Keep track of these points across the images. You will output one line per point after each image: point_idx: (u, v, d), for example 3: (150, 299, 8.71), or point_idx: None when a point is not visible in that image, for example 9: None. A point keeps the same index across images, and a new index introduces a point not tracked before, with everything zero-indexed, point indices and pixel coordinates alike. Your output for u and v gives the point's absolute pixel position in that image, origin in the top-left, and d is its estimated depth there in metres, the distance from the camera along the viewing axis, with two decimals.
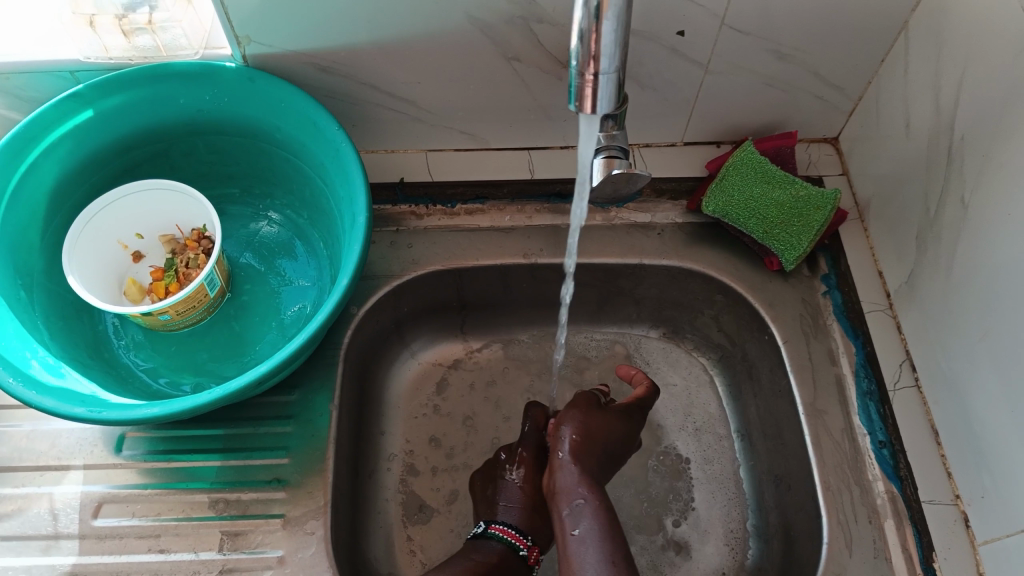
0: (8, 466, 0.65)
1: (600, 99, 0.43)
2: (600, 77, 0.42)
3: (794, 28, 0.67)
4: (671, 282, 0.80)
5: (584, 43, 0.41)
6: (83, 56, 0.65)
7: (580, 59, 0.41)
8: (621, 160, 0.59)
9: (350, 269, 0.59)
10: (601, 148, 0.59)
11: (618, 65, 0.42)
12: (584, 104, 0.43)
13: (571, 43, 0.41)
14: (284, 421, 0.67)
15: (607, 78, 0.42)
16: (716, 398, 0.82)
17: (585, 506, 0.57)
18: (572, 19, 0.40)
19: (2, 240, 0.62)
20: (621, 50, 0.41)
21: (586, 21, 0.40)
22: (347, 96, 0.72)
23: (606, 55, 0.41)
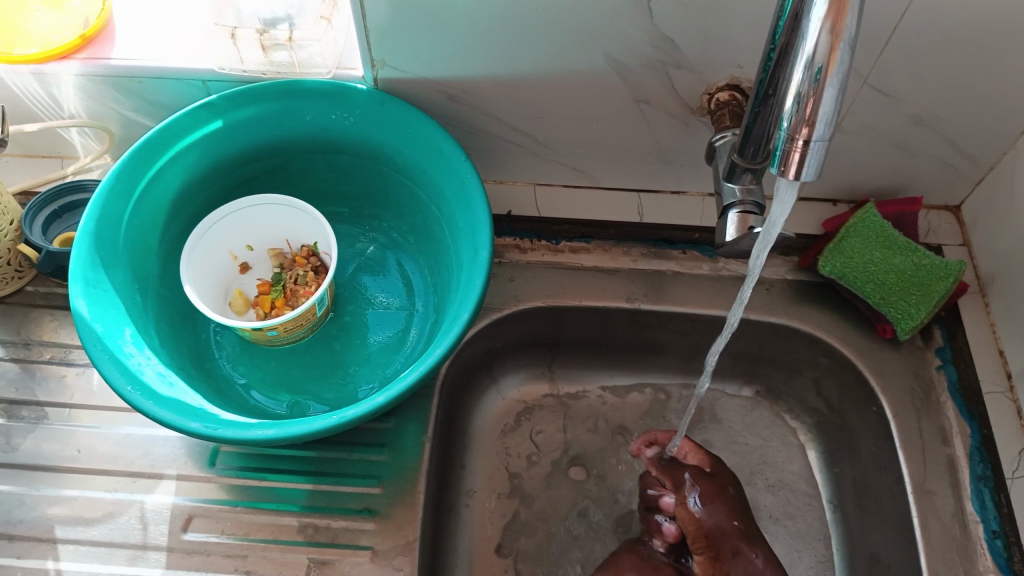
0: (100, 468, 0.64)
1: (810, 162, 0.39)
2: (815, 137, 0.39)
3: (938, 94, 0.65)
4: (775, 341, 0.77)
5: (800, 106, 0.39)
6: (218, 66, 0.65)
7: (791, 122, 0.39)
8: (757, 217, 0.58)
9: (470, 303, 0.58)
10: (738, 202, 0.59)
11: (834, 133, 0.39)
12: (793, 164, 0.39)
13: (784, 106, 0.40)
14: (377, 449, 0.66)
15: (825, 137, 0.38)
16: (801, 464, 0.78)
17: None
18: (790, 82, 0.39)
19: (124, 242, 0.62)
20: (837, 119, 0.39)
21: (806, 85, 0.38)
22: (467, 126, 0.72)
23: (823, 119, 0.39)
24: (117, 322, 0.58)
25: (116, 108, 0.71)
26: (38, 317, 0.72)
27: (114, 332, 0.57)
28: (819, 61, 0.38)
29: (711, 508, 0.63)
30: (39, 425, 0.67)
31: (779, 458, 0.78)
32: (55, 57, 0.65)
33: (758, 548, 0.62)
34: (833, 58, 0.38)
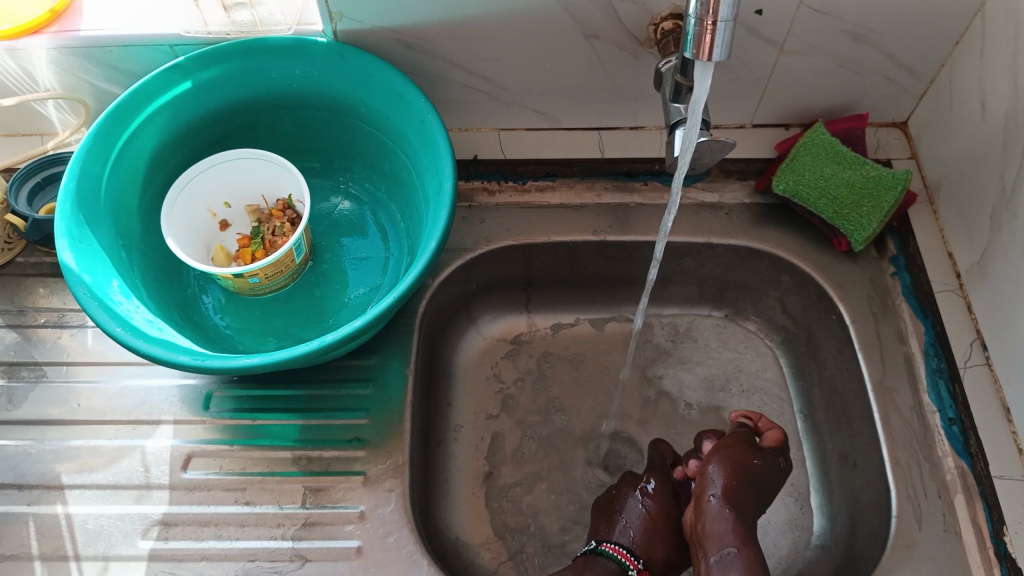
0: (101, 419, 0.68)
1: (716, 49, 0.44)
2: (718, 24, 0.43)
3: (871, 8, 0.68)
4: (738, 263, 0.80)
5: (704, 0, 0.43)
6: (184, 30, 0.68)
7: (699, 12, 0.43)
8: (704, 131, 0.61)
9: (438, 231, 0.61)
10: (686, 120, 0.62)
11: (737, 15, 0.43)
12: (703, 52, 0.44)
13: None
14: (362, 384, 0.69)
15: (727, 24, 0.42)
16: (775, 372, 0.82)
17: (735, 556, 0.55)
18: None
19: (105, 201, 0.65)
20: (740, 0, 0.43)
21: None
22: (428, 74, 0.75)
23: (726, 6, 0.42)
24: (105, 273, 0.61)
25: (88, 79, 0.73)
26: (30, 285, 0.75)
27: (102, 282, 0.60)
28: None
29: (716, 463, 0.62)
30: (39, 383, 0.70)
31: (751, 368, 0.82)
32: (26, 32, 0.68)
33: (738, 508, 0.59)
34: None
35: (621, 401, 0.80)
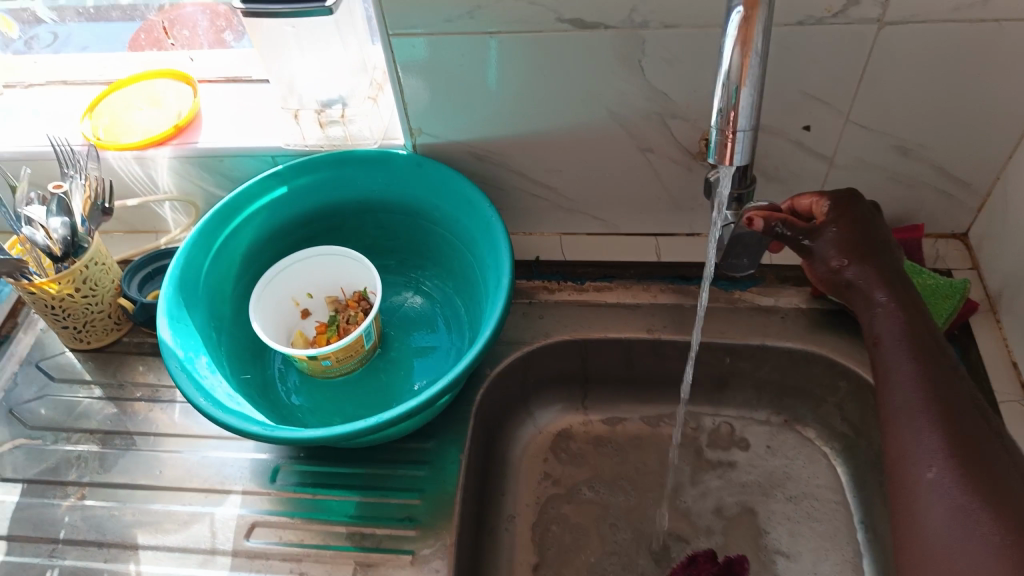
0: (180, 485, 0.74)
1: (738, 149, 0.51)
2: (737, 132, 0.50)
3: (917, 125, 0.71)
4: (795, 368, 0.81)
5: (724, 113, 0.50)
6: (285, 143, 0.79)
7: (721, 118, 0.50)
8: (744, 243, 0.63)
9: (492, 322, 0.66)
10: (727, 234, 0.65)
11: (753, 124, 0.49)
12: (726, 152, 0.51)
13: (714, 105, 0.50)
14: (418, 466, 0.72)
15: (745, 132, 0.49)
16: (827, 477, 0.80)
17: (888, 308, 0.61)
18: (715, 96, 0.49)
19: (203, 286, 0.73)
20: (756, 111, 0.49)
21: (727, 96, 0.49)
22: (496, 182, 0.82)
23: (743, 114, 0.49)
24: (196, 349, 0.69)
25: (201, 184, 0.84)
26: (132, 362, 0.83)
27: (192, 358, 0.67)
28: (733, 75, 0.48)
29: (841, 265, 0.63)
30: (129, 450, 0.77)
31: (803, 472, 0.81)
32: (154, 143, 0.80)
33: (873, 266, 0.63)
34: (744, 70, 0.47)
35: (670, 502, 0.79)
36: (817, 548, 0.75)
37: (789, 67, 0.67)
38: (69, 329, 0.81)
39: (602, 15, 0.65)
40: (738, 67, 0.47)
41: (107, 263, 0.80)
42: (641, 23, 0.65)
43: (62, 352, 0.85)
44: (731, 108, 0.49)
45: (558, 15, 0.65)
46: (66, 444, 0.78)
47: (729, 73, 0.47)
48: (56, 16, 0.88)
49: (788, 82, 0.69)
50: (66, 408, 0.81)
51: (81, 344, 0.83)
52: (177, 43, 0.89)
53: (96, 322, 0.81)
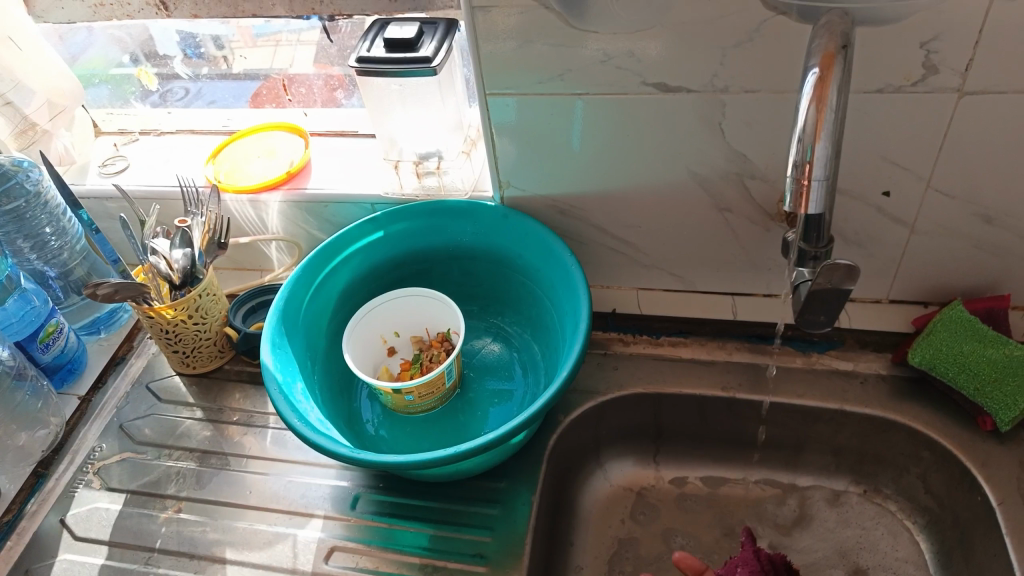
0: (267, 506, 0.78)
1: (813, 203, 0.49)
2: (813, 183, 0.48)
3: (1003, 194, 0.71)
4: (874, 434, 0.79)
5: (800, 163, 0.48)
6: (384, 191, 0.85)
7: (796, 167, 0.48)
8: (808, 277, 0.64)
9: (570, 363, 0.69)
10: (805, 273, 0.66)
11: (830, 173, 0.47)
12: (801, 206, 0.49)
13: (789, 152, 0.48)
14: (491, 504, 0.75)
15: (822, 183, 0.48)
16: (908, 552, 0.77)
17: None
18: (790, 147, 0.48)
19: (303, 319, 0.79)
20: (833, 161, 0.47)
21: (801, 153, 0.47)
22: (577, 236, 0.86)
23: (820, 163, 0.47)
24: (293, 375, 0.74)
25: (306, 228, 0.92)
26: (231, 389, 0.90)
27: (290, 382, 0.72)
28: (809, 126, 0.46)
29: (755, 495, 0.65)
30: (223, 470, 0.82)
31: (883, 543, 0.79)
32: (267, 188, 0.88)
33: None
34: (821, 119, 0.46)
35: None
36: None
37: (869, 133, 0.69)
38: (177, 354, 0.88)
39: (685, 80, 0.69)
40: (814, 123, 0.46)
41: (218, 295, 0.87)
42: (722, 88, 0.68)
43: (169, 376, 0.92)
44: (806, 162, 0.47)
45: (643, 79, 0.70)
46: (167, 460, 0.84)
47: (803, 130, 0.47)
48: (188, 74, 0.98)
49: (867, 149, 0.70)
50: (168, 427, 0.87)
51: (187, 369, 0.90)
52: (293, 100, 0.99)
53: (203, 349, 0.88)
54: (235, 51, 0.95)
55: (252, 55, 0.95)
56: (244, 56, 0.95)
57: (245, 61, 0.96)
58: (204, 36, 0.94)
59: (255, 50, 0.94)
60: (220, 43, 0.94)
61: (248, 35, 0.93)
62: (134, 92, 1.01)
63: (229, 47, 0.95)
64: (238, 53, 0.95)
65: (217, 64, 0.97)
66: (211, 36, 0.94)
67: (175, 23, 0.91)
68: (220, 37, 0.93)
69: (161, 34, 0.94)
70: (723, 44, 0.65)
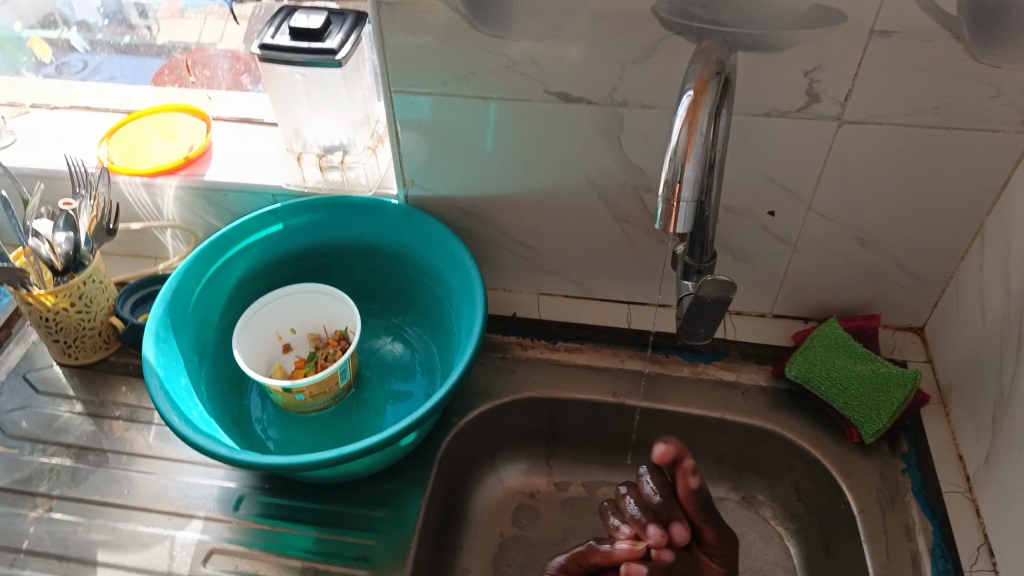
0: (145, 506, 0.75)
1: (681, 222, 0.51)
2: (682, 203, 0.50)
3: (876, 219, 0.76)
4: (753, 444, 0.83)
5: (670, 182, 0.49)
6: (285, 182, 0.84)
7: (667, 186, 0.49)
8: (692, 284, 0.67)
9: (461, 366, 0.69)
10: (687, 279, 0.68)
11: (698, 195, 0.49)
12: (670, 224, 0.51)
13: (661, 171, 0.49)
14: (377, 505, 0.74)
15: (690, 204, 0.50)
16: (777, 555, 0.81)
17: None
18: (662, 167, 0.49)
19: (192, 312, 0.77)
20: (701, 183, 0.49)
21: (672, 172, 0.49)
22: (480, 239, 0.87)
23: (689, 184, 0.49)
24: (176, 370, 0.72)
25: (204, 216, 0.89)
26: (116, 382, 0.86)
27: (172, 377, 0.70)
28: (680, 148, 0.48)
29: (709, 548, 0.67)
30: (100, 468, 0.79)
31: (755, 548, 0.82)
32: (164, 172, 0.85)
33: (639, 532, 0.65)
34: (690, 143, 0.48)
35: None
36: None
37: (756, 154, 0.72)
38: (58, 343, 0.84)
39: (586, 91, 0.70)
40: (685, 145, 0.48)
41: (105, 282, 0.84)
42: (621, 102, 0.70)
43: (49, 367, 0.88)
44: (675, 182, 0.49)
45: (546, 87, 0.71)
46: (40, 456, 0.80)
47: (675, 151, 0.48)
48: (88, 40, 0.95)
49: (754, 170, 0.74)
50: (44, 421, 0.83)
51: (69, 360, 0.86)
52: (197, 82, 0.96)
53: (86, 339, 0.84)
54: (161, 22, 0.92)
55: (178, 27, 0.93)
56: (170, 26, 0.93)
57: (170, 33, 0.93)
58: (127, 2, 0.90)
59: (182, 21, 0.92)
60: (146, 11, 0.91)
61: (176, 6, 0.91)
62: (27, 63, 0.96)
63: (154, 17, 0.92)
64: (163, 24, 0.93)
65: (139, 33, 0.94)
66: (136, 3, 0.91)
67: None
68: (144, 4, 0.91)
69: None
70: (623, 60, 0.67)
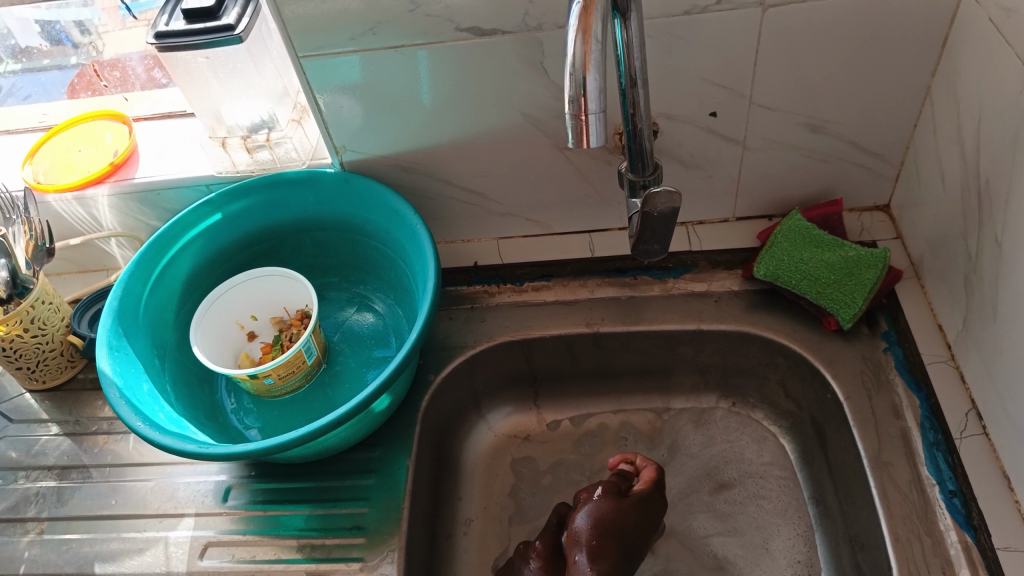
0: (135, 513, 0.75)
1: (594, 137, 0.48)
2: (591, 117, 0.47)
3: (822, 101, 0.73)
4: (734, 349, 0.82)
5: (574, 97, 0.46)
6: (215, 171, 0.81)
7: (572, 101, 0.46)
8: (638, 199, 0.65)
9: (419, 325, 0.68)
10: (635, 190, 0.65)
11: (606, 104, 0.46)
12: (583, 142, 0.48)
13: (563, 87, 0.46)
14: (365, 474, 0.74)
15: (598, 116, 0.47)
16: (773, 455, 0.81)
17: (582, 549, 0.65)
18: (563, 83, 0.46)
19: (143, 317, 0.76)
20: (606, 92, 0.46)
21: (574, 86, 0.46)
22: (426, 193, 0.84)
23: (594, 94, 0.46)
24: (137, 378, 0.71)
25: (143, 219, 0.86)
26: (88, 398, 0.85)
27: (133, 385, 0.70)
28: (578, 60, 0.45)
29: (591, 560, 0.64)
30: (85, 483, 0.78)
31: (749, 452, 0.82)
32: (92, 182, 0.82)
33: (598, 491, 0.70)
34: (587, 53, 0.45)
35: None
36: (764, 521, 0.77)
37: (684, 54, 0.69)
38: (23, 370, 0.82)
39: (498, 22, 0.67)
40: (582, 55, 0.45)
41: (56, 303, 0.82)
42: (536, 26, 0.67)
43: (20, 394, 0.87)
44: (580, 95, 0.46)
45: (456, 24, 0.67)
46: (25, 482, 0.80)
47: (573, 63, 0.45)
48: (20, 67, 0.93)
49: (687, 73, 0.71)
50: (25, 447, 0.82)
51: (37, 385, 0.85)
52: (110, 85, 0.93)
53: (49, 362, 0.83)
54: (105, 34, 0.90)
55: (123, 37, 0.90)
56: (115, 38, 0.91)
57: (116, 44, 0.91)
58: (65, 21, 0.89)
59: (125, 31, 0.90)
60: (85, 27, 0.90)
61: (117, 16, 0.89)
62: None
63: (96, 32, 0.90)
64: (108, 35, 0.90)
65: (87, 51, 0.91)
66: (75, 20, 0.89)
67: (32, 6, 0.87)
68: (85, 20, 0.89)
69: (17, 23, 0.89)
70: None
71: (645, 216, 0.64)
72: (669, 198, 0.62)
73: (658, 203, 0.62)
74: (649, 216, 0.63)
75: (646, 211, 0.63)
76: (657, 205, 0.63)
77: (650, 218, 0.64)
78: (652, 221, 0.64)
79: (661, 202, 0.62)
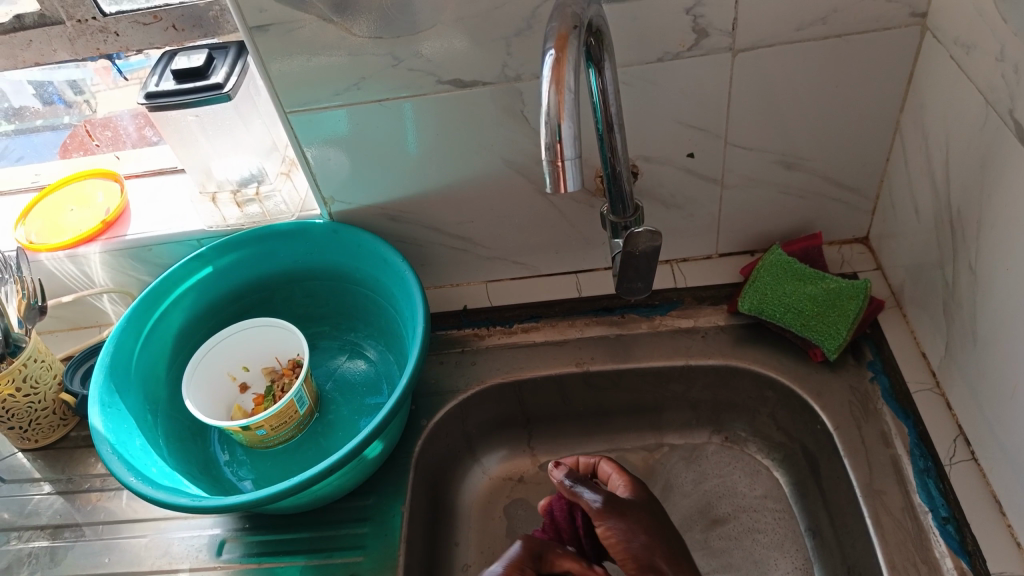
0: (129, 571, 0.75)
1: (572, 182, 0.49)
2: (568, 163, 0.48)
3: (796, 139, 0.76)
4: (724, 383, 0.82)
5: (550, 144, 0.48)
6: (206, 225, 0.83)
7: (549, 147, 0.48)
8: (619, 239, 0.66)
9: (409, 370, 0.68)
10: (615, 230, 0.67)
11: (581, 149, 0.48)
12: (561, 187, 0.49)
13: (539, 135, 0.48)
14: (360, 522, 0.74)
15: (575, 161, 0.48)
16: (767, 488, 0.81)
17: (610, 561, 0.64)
18: (540, 131, 0.48)
19: (135, 372, 0.76)
20: (581, 137, 0.48)
21: (550, 134, 0.48)
22: (415, 240, 0.86)
23: (569, 140, 0.47)
24: (129, 433, 0.71)
25: (134, 274, 0.87)
26: (81, 455, 0.85)
27: (125, 441, 0.70)
28: (553, 108, 0.47)
29: None
30: (78, 542, 0.78)
31: (743, 486, 0.82)
32: (84, 241, 0.84)
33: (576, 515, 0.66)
34: (561, 102, 0.47)
35: None
36: (761, 556, 0.77)
37: (658, 99, 0.72)
38: (15, 430, 0.82)
39: (479, 73, 0.69)
40: (557, 104, 0.47)
41: (48, 361, 0.82)
42: (515, 76, 0.69)
43: (12, 454, 0.86)
44: (556, 142, 0.47)
45: (438, 77, 0.70)
46: (17, 543, 0.79)
47: (548, 112, 0.47)
48: (12, 129, 0.94)
49: (663, 116, 0.73)
50: (18, 507, 0.82)
51: (29, 444, 0.85)
52: (102, 145, 0.96)
53: (41, 420, 0.83)
54: (97, 94, 0.92)
55: (115, 95, 0.92)
56: (107, 97, 0.92)
57: (108, 103, 0.92)
58: (58, 82, 0.89)
59: (117, 90, 0.91)
60: (78, 87, 0.91)
61: (108, 76, 0.90)
62: None
63: (90, 91, 0.91)
64: (100, 95, 0.92)
65: (79, 110, 0.93)
66: (68, 81, 0.90)
67: (24, 72, 0.88)
68: (77, 81, 0.90)
69: (10, 86, 0.89)
70: (506, 34, 0.66)
71: (629, 256, 0.65)
72: (649, 237, 0.64)
73: (642, 241, 0.64)
74: (634, 255, 0.65)
75: (629, 251, 0.65)
76: (640, 244, 0.64)
77: (634, 257, 0.65)
78: (636, 260, 0.65)
79: (644, 241, 0.64)
